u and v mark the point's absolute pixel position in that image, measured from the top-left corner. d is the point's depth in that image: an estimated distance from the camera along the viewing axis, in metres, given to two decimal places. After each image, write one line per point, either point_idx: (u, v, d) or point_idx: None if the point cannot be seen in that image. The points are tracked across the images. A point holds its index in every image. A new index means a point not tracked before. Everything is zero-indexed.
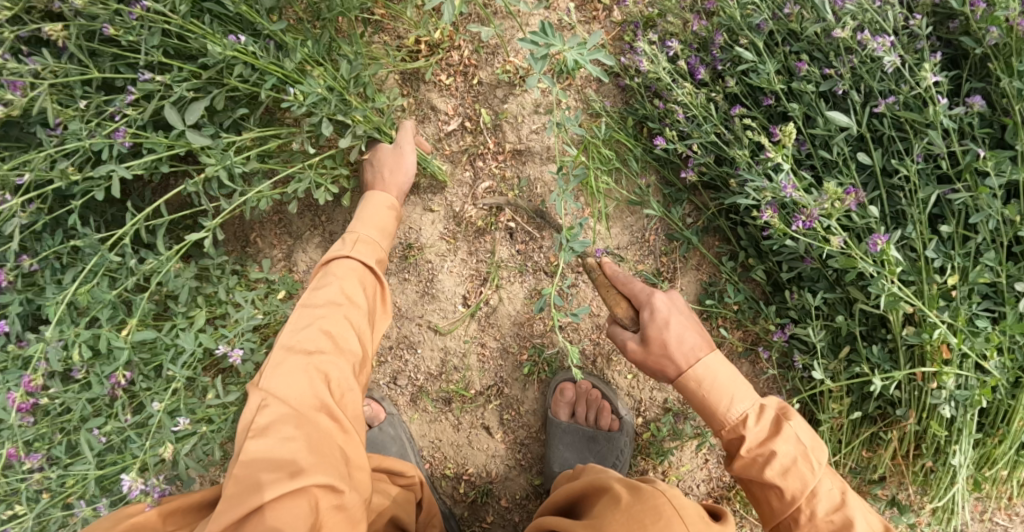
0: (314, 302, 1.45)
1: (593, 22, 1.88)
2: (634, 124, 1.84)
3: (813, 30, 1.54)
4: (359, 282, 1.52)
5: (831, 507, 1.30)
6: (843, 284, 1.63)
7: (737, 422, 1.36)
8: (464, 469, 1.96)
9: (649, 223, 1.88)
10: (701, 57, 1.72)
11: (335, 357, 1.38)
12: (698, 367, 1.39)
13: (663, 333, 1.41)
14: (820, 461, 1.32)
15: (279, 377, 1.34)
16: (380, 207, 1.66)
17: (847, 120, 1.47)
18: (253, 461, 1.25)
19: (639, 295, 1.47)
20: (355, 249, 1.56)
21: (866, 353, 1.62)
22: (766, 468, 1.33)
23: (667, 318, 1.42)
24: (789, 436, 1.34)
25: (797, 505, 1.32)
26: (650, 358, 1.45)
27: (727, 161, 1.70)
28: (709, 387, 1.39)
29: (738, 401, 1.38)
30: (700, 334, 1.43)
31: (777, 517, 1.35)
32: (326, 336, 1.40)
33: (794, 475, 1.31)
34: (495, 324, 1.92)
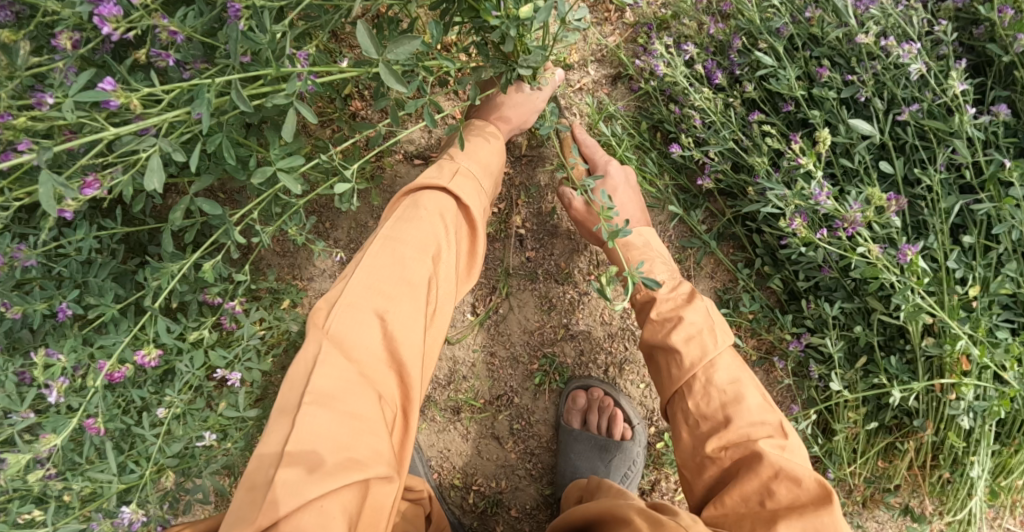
0: (399, 239, 1.35)
1: (604, 24, 1.83)
2: (648, 129, 1.80)
3: (836, 35, 1.50)
4: (449, 227, 1.41)
5: (728, 379, 1.32)
6: (862, 294, 1.61)
7: (650, 285, 1.49)
8: (474, 479, 1.92)
9: (662, 229, 1.85)
10: (718, 61, 1.68)
11: (413, 309, 1.28)
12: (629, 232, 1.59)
13: (607, 197, 1.63)
14: (725, 343, 1.36)
15: (351, 324, 1.24)
16: (489, 143, 1.61)
17: (870, 129, 1.44)
18: (307, 432, 1.14)
19: (597, 161, 1.68)
20: (452, 181, 1.48)
21: (884, 363, 1.60)
22: (673, 331, 1.38)
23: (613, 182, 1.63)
24: (704, 312, 1.41)
25: (694, 373, 1.34)
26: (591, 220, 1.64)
27: (745, 168, 1.67)
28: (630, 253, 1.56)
29: (655, 271, 1.52)
30: (638, 210, 1.64)
31: (673, 386, 1.37)
32: (408, 282, 1.31)
33: (697, 343, 1.36)
34: (505, 333, 1.89)
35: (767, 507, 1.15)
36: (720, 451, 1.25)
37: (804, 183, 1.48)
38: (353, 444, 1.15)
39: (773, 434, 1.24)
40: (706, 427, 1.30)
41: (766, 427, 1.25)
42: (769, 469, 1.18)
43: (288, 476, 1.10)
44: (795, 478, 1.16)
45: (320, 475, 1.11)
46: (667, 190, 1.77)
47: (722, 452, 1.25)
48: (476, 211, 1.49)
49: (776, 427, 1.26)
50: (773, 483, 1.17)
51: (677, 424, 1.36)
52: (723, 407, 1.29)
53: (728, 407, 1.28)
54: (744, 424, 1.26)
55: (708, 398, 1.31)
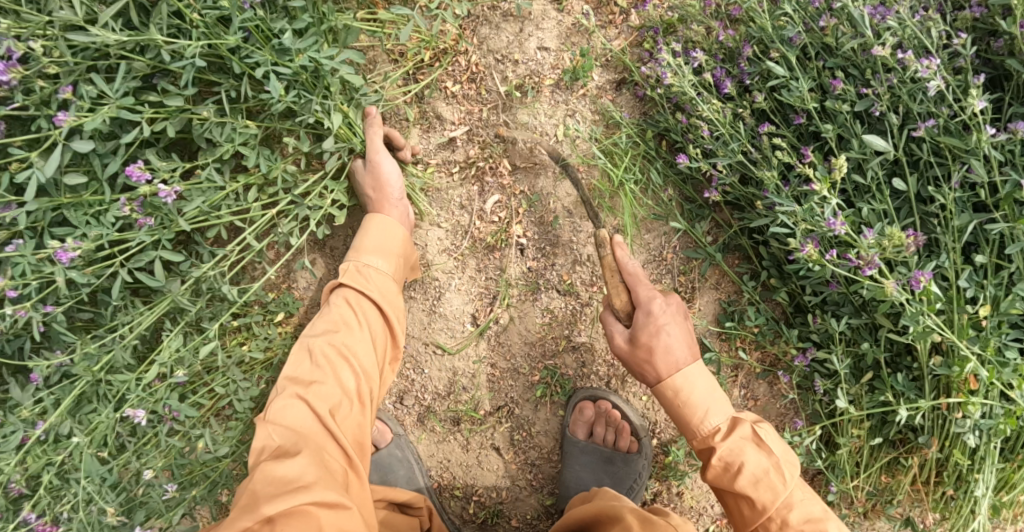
0: (313, 333, 1.48)
1: (609, 26, 1.78)
2: (654, 136, 1.74)
3: (851, 45, 1.45)
4: (356, 304, 1.51)
5: (805, 517, 1.31)
6: (869, 310, 1.58)
7: (709, 434, 1.41)
8: (474, 490, 1.91)
9: (669, 240, 1.78)
10: (727, 69, 1.63)
11: (330, 382, 1.40)
12: (678, 379, 1.44)
13: (654, 340, 1.44)
14: (793, 474, 1.34)
15: (279, 406, 1.38)
16: (390, 230, 1.61)
17: (885, 145, 1.40)
18: (266, 476, 1.26)
19: (636, 292, 1.48)
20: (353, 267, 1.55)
21: (891, 381, 1.58)
22: (738, 479, 1.35)
23: (658, 319, 1.45)
24: (761, 449, 1.37)
25: (768, 515, 1.33)
26: (635, 357, 1.48)
27: (753, 181, 1.62)
28: (683, 399, 1.44)
29: (712, 414, 1.42)
30: (689, 346, 1.46)
31: (746, 527, 1.36)
32: (326, 365, 1.42)
33: (765, 485, 1.33)
34: (505, 344, 1.86)
35: None
36: None
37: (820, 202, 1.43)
38: (303, 481, 1.25)
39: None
40: None
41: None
42: None
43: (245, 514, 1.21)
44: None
45: (280, 495, 1.23)
46: (671, 202, 1.73)
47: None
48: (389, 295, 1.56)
49: None
50: None
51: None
52: None
53: None
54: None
55: None
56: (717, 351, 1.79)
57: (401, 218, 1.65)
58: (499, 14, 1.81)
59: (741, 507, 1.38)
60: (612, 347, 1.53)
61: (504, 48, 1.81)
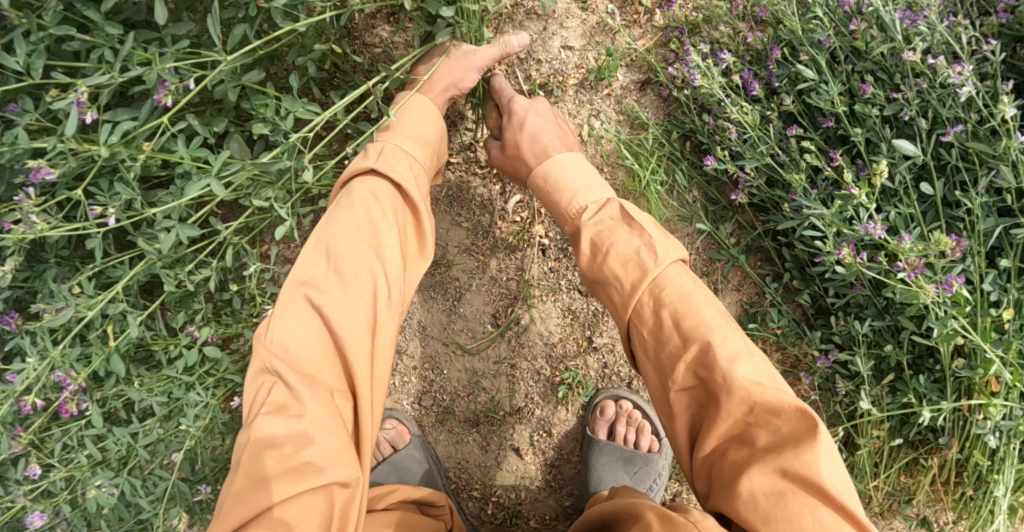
0: (330, 221, 1.30)
1: (633, 26, 1.77)
2: (679, 138, 1.74)
3: (881, 50, 1.46)
4: (385, 205, 1.31)
5: (678, 295, 1.14)
6: (893, 313, 1.59)
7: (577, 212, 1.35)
8: (493, 490, 1.90)
9: (692, 241, 1.78)
10: (755, 71, 1.63)
11: (350, 294, 1.21)
12: (545, 164, 1.45)
13: (519, 132, 1.51)
14: (669, 254, 1.19)
15: (287, 326, 1.17)
16: (423, 112, 1.48)
17: (915, 149, 1.41)
18: (273, 415, 1.10)
19: (504, 102, 1.59)
20: (380, 160, 1.36)
21: (914, 383, 1.59)
22: (606, 258, 1.23)
23: (523, 113, 1.53)
24: (632, 227, 1.24)
25: (637, 297, 1.17)
26: (509, 162, 1.54)
27: (780, 183, 1.62)
28: (554, 183, 1.42)
29: (582, 195, 1.37)
30: (557, 139, 1.51)
31: (622, 317, 1.20)
32: (350, 256, 1.24)
33: (633, 263, 1.20)
34: (526, 344, 1.85)
35: (752, 450, 1.02)
36: (684, 382, 1.09)
37: (853, 205, 1.45)
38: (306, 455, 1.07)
39: (744, 353, 1.07)
40: (661, 359, 1.12)
41: (739, 345, 1.08)
42: (741, 405, 1.03)
43: (252, 477, 1.06)
44: (789, 465, 0.98)
45: (287, 473, 1.06)
46: (695, 204, 1.73)
47: (687, 380, 1.09)
48: (417, 193, 1.37)
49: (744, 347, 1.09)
50: (747, 420, 1.03)
51: (641, 360, 1.18)
52: (678, 333, 1.11)
53: (681, 328, 1.11)
54: (698, 350, 1.08)
55: (660, 322, 1.14)
56: None
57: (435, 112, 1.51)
58: (522, 12, 1.79)
59: (612, 295, 1.23)
60: (491, 159, 1.60)
61: (528, 46, 1.79)
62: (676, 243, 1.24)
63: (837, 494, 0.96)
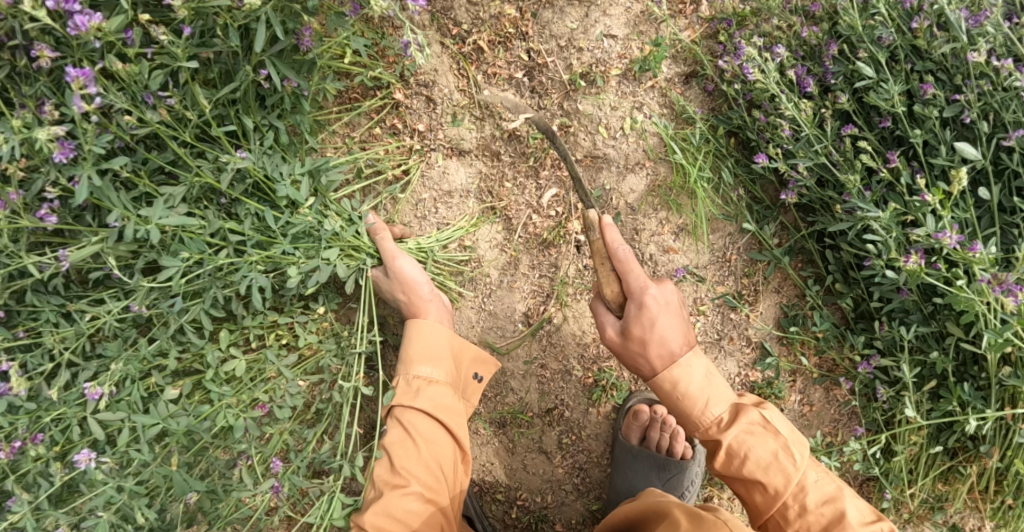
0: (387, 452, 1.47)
1: (679, 17, 1.70)
2: (724, 134, 1.68)
3: (945, 50, 1.42)
4: (430, 436, 1.49)
5: (822, 499, 1.27)
6: (940, 318, 1.56)
7: (713, 424, 1.35)
8: (518, 494, 1.83)
9: (733, 240, 1.72)
10: (808, 67, 1.58)
11: (411, 500, 1.42)
12: (674, 370, 1.37)
13: (647, 331, 1.37)
14: (803, 454, 1.30)
15: (376, 519, 1.38)
16: (435, 334, 1.57)
17: (977, 153, 1.37)
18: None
19: (625, 285, 1.41)
20: (415, 391, 1.52)
21: (958, 390, 1.56)
22: (746, 464, 1.30)
23: (656, 304, 1.37)
24: (769, 433, 1.32)
25: (784, 501, 1.27)
26: (628, 350, 1.41)
27: (831, 183, 1.57)
28: (686, 389, 1.37)
29: (714, 403, 1.36)
30: (684, 333, 1.40)
31: (761, 515, 1.30)
32: (397, 496, 1.41)
33: (777, 468, 1.28)
34: (557, 344, 1.78)
35: None
36: None
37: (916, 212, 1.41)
38: None
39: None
40: None
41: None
42: None
43: None
44: None
45: None
46: (740, 202, 1.68)
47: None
48: (453, 413, 1.54)
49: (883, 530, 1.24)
50: None
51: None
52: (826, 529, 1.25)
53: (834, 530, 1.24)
54: None
55: (807, 524, 1.26)
56: (777, 355, 1.75)
57: (440, 317, 1.60)
58: None
59: (754, 495, 1.32)
60: (605, 341, 1.45)
61: (569, 34, 1.72)
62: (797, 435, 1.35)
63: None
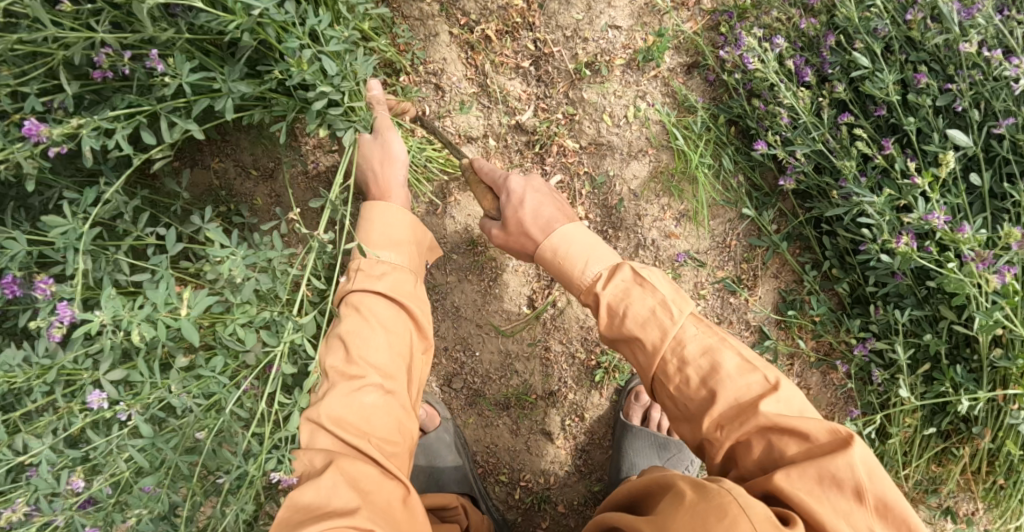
0: (343, 333, 1.45)
1: (681, 9, 1.75)
2: (725, 123, 1.73)
3: (938, 41, 1.47)
4: (383, 326, 1.46)
5: (699, 349, 1.21)
6: (934, 302, 1.60)
7: (592, 283, 1.36)
8: (521, 475, 1.87)
9: (733, 227, 1.77)
10: (807, 58, 1.63)
11: (355, 385, 1.40)
12: (551, 238, 1.40)
13: (518, 212, 1.44)
14: (682, 309, 1.25)
15: (329, 407, 1.37)
16: (395, 220, 1.58)
17: (969, 140, 1.42)
18: (292, 509, 1.26)
19: (497, 182, 1.51)
20: (376, 277, 1.51)
21: (951, 372, 1.61)
22: (628, 322, 1.27)
23: (518, 195, 1.45)
24: (646, 288, 1.28)
25: (663, 355, 1.23)
26: (510, 240, 1.48)
27: (828, 170, 1.62)
28: (562, 258, 1.39)
29: (595, 263, 1.37)
30: (555, 208, 1.46)
31: (648, 374, 1.26)
32: (353, 387, 1.40)
33: (653, 324, 1.25)
34: (561, 327, 1.83)
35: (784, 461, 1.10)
36: (716, 431, 1.17)
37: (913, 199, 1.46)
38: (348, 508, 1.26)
39: (765, 392, 1.15)
40: (697, 407, 1.19)
41: (756, 384, 1.16)
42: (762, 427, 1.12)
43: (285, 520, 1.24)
44: (823, 473, 1.06)
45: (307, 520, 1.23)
46: (740, 189, 1.72)
47: (718, 432, 1.16)
48: (405, 297, 1.52)
49: (763, 381, 1.17)
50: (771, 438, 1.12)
51: (670, 410, 1.25)
52: (703, 383, 1.19)
53: (709, 380, 1.18)
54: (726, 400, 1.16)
55: (686, 376, 1.21)
56: (775, 339, 1.80)
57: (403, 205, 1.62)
58: None
59: (638, 355, 1.28)
60: (490, 241, 1.53)
61: (575, 25, 1.77)
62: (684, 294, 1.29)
63: (880, 486, 1.05)
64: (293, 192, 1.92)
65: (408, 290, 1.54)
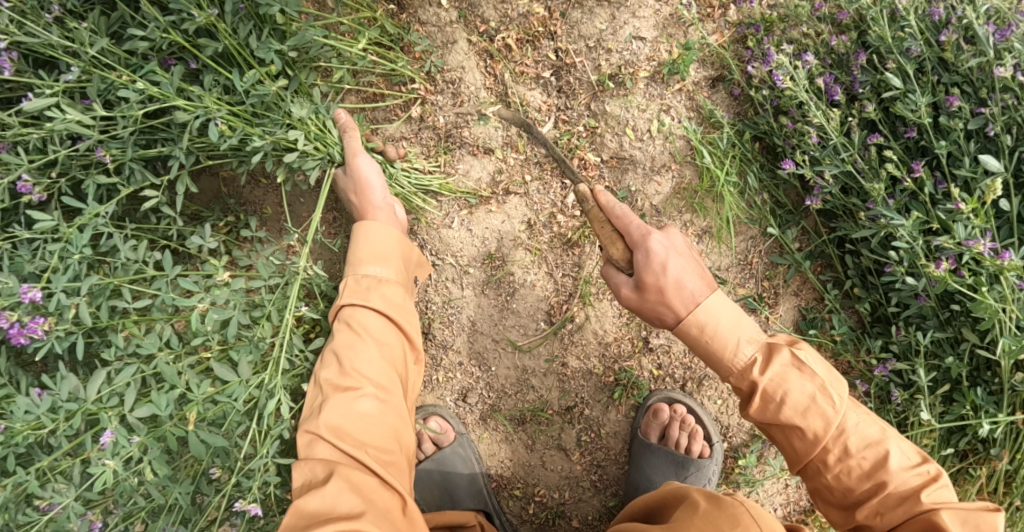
0: (336, 349, 1.43)
1: (706, 20, 1.72)
2: (750, 139, 1.70)
3: (971, 63, 1.44)
4: (376, 341, 1.45)
5: (863, 442, 1.27)
6: (956, 324, 1.59)
7: (744, 367, 1.32)
8: (535, 490, 1.86)
9: (755, 244, 1.75)
10: (837, 76, 1.59)
11: (355, 397, 1.38)
12: (697, 313, 1.33)
13: (660, 278, 1.33)
14: (842, 396, 1.28)
15: (329, 418, 1.36)
16: (382, 235, 1.56)
17: (1000, 166, 1.39)
18: (297, 518, 1.24)
19: (631, 236, 1.37)
20: (366, 293, 1.49)
21: (971, 394, 1.60)
22: (783, 412, 1.29)
23: (663, 256, 1.33)
24: (804, 374, 1.29)
25: (823, 445, 1.28)
26: (646, 305, 1.37)
27: (855, 191, 1.59)
28: (711, 337, 1.33)
29: (744, 344, 1.33)
30: (700, 277, 1.35)
31: (801, 460, 1.31)
32: (348, 397, 1.38)
33: (815, 414, 1.27)
34: (579, 343, 1.80)
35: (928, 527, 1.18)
36: (873, 516, 1.25)
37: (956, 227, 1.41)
38: (354, 513, 1.26)
39: (926, 482, 1.23)
40: (858, 493, 1.27)
41: (919, 475, 1.24)
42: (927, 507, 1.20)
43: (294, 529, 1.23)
44: (965, 519, 1.17)
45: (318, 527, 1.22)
46: (764, 206, 1.70)
47: (876, 518, 1.24)
48: (398, 313, 1.51)
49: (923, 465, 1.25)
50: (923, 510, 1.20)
51: (820, 492, 1.33)
52: (868, 474, 1.26)
53: (875, 473, 1.25)
54: (879, 468, 1.25)
55: (848, 468, 1.27)
56: None
57: (390, 219, 1.61)
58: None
59: (791, 441, 1.32)
60: (618, 300, 1.41)
61: (597, 35, 1.73)
62: (835, 373, 1.31)
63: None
64: (304, 202, 1.87)
65: (401, 306, 1.53)
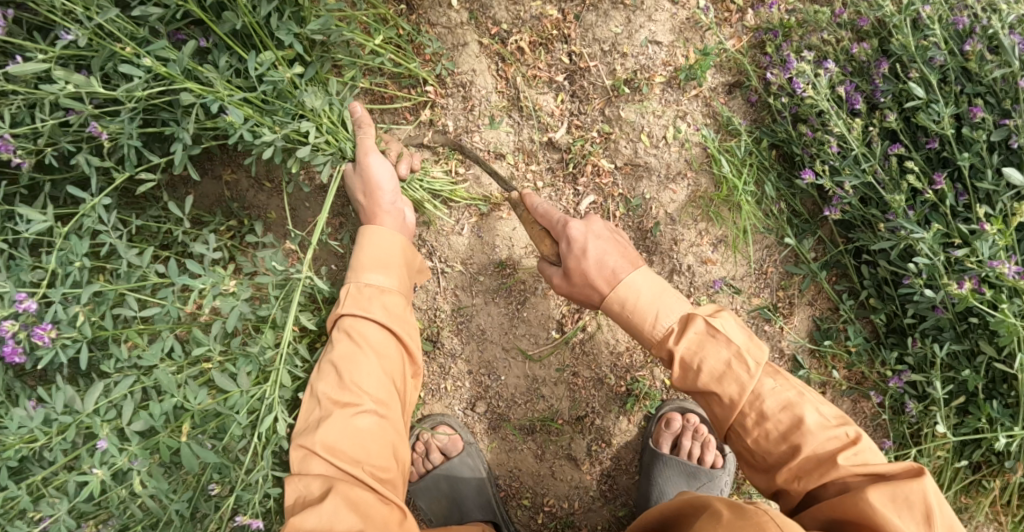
0: (335, 362, 1.39)
1: (723, 25, 1.68)
2: (767, 147, 1.67)
3: (996, 74, 1.41)
4: (377, 354, 1.41)
5: (778, 405, 1.20)
6: (974, 337, 1.57)
7: (663, 340, 1.27)
8: (545, 500, 1.83)
9: (770, 254, 1.72)
10: (857, 84, 1.56)
11: (353, 411, 1.35)
12: (619, 290, 1.30)
13: (580, 261, 1.33)
14: (757, 361, 1.22)
15: (325, 433, 1.32)
16: (387, 242, 1.51)
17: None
18: None
19: (553, 225, 1.38)
20: (367, 302, 1.44)
21: (987, 407, 1.58)
22: (703, 379, 1.24)
23: (580, 241, 1.33)
24: (721, 340, 1.23)
25: (740, 410, 1.21)
26: (575, 289, 1.37)
27: (874, 201, 1.57)
28: (633, 312, 1.30)
29: (664, 316, 1.28)
30: (622, 256, 1.34)
31: (722, 427, 1.25)
32: (347, 413, 1.34)
33: (729, 380, 1.21)
34: (590, 353, 1.77)
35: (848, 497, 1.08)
36: (792, 482, 1.17)
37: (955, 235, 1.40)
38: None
39: (843, 446, 1.14)
40: (776, 459, 1.19)
41: (835, 439, 1.15)
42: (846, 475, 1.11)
43: None
44: (893, 495, 1.06)
45: None
46: (781, 215, 1.67)
47: (794, 484, 1.16)
48: (401, 326, 1.47)
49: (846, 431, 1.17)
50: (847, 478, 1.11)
51: (744, 459, 1.25)
52: (784, 438, 1.18)
53: (791, 436, 1.17)
54: (800, 432, 1.17)
55: (765, 431, 1.20)
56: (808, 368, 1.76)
57: (396, 225, 1.55)
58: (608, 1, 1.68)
59: (711, 408, 1.26)
60: (554, 289, 1.42)
61: (613, 38, 1.69)
62: (755, 341, 1.26)
63: (943, 521, 1.05)
64: (310, 207, 1.82)
65: (402, 319, 1.49)
